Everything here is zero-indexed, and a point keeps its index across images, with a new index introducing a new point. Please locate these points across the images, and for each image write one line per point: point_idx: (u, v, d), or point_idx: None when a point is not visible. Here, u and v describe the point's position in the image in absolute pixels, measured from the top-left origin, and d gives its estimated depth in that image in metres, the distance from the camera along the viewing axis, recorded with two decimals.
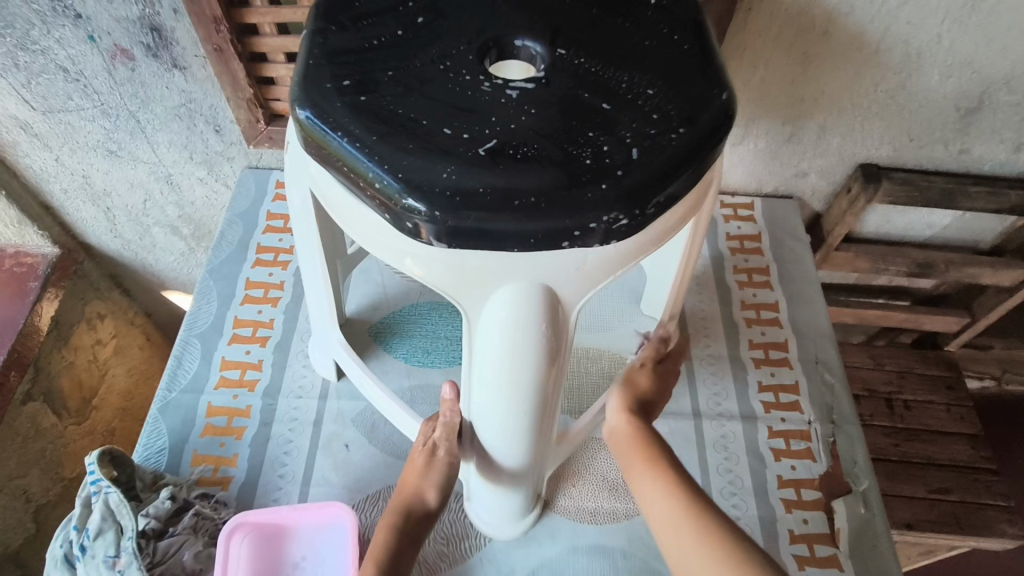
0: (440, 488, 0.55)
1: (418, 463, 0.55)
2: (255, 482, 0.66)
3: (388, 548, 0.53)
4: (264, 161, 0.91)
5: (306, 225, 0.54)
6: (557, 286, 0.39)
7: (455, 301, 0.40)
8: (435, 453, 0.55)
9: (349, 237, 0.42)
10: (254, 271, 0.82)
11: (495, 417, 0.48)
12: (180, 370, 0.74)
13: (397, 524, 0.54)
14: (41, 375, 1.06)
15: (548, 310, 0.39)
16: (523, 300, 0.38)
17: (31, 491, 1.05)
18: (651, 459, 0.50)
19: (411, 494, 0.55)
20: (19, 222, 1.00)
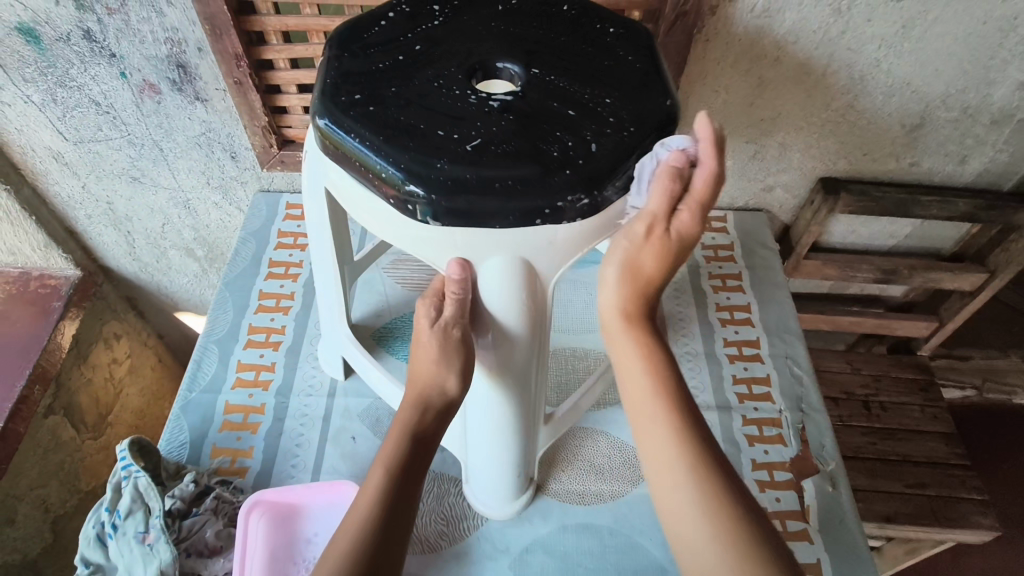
0: (462, 374, 0.53)
1: (431, 344, 0.53)
2: (270, 471, 0.72)
3: (400, 448, 0.52)
4: (275, 185, 0.99)
5: (319, 229, 0.61)
6: (533, 261, 0.46)
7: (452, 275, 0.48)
8: (449, 333, 0.51)
9: (359, 226, 0.49)
10: (267, 283, 0.90)
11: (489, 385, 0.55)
12: (199, 373, 0.80)
13: (410, 421, 0.54)
14: (62, 392, 1.12)
15: (527, 277, 0.47)
16: (506, 272, 0.46)
17: (49, 501, 1.12)
18: (641, 348, 0.51)
19: (426, 387, 0.54)
20: (45, 247, 1.07)
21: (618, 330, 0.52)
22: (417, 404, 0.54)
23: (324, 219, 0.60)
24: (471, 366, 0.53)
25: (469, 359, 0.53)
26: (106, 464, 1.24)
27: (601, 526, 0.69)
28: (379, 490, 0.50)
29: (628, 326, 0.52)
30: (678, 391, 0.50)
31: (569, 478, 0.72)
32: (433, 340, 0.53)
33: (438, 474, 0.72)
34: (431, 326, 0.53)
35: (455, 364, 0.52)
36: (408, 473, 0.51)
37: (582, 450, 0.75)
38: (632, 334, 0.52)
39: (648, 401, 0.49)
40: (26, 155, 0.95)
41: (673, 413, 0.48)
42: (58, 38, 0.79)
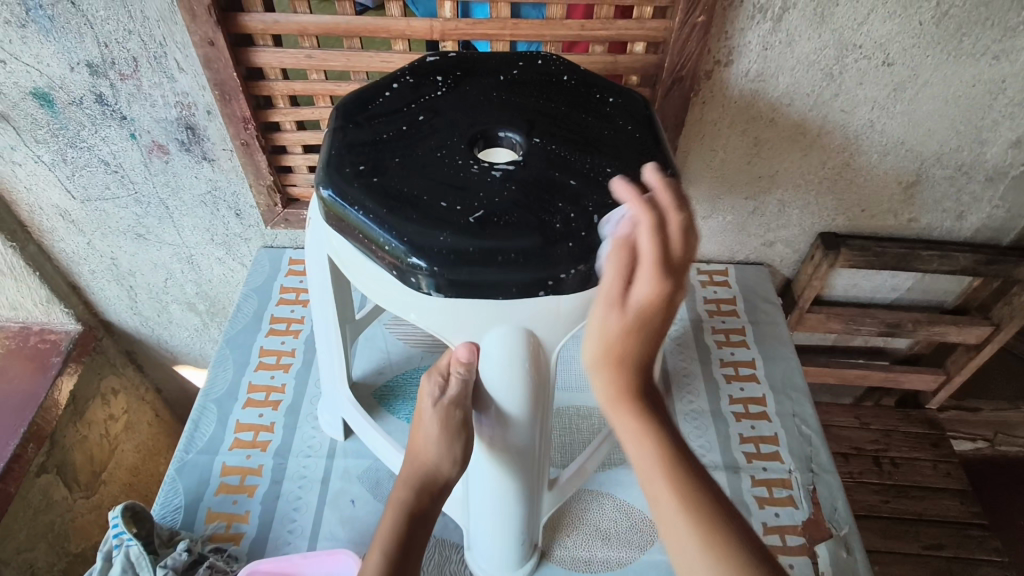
0: (461, 458, 0.53)
1: (432, 422, 0.52)
2: (266, 537, 0.70)
3: (398, 527, 0.51)
4: (279, 241, 1.00)
5: (321, 289, 0.61)
6: (538, 331, 0.46)
7: (452, 341, 0.47)
8: (452, 413, 0.51)
9: (363, 292, 0.49)
10: (268, 340, 0.89)
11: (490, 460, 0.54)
12: (197, 434, 0.79)
13: (407, 502, 0.53)
14: (56, 449, 1.10)
15: (531, 352, 0.46)
16: (511, 341, 0.46)
17: (36, 565, 1.08)
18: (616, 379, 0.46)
19: (427, 467, 0.53)
20: (47, 302, 1.07)
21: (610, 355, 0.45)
22: (417, 482, 0.53)
23: (326, 281, 0.60)
24: (471, 446, 0.53)
25: (467, 439, 0.53)
26: (98, 524, 1.21)
27: None
28: (376, 573, 0.49)
29: (620, 404, 0.46)
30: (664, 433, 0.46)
31: (574, 543, 0.70)
32: (436, 418, 0.52)
33: (440, 540, 0.70)
34: (432, 403, 0.52)
35: (453, 446, 0.52)
36: (405, 555, 0.50)
37: (589, 513, 0.73)
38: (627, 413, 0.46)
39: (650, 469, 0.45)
40: (34, 214, 0.96)
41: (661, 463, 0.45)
42: (71, 102, 0.80)
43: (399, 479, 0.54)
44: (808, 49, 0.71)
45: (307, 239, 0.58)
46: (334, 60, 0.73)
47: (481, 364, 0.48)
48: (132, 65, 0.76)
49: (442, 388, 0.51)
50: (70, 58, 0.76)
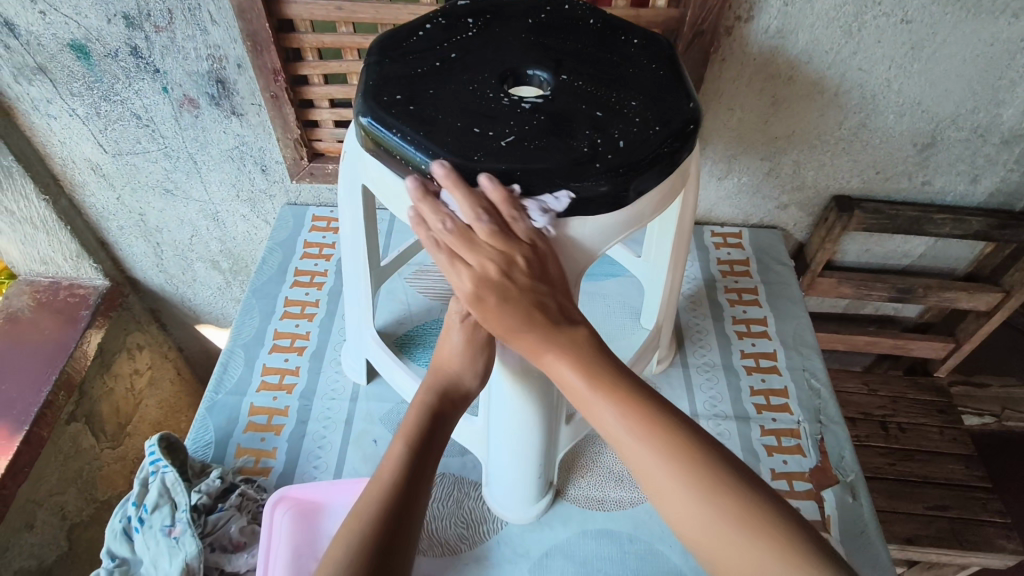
0: (484, 373, 0.55)
1: (458, 336, 0.55)
2: (292, 471, 0.74)
3: (422, 425, 0.51)
4: (303, 198, 1.02)
5: (355, 232, 0.64)
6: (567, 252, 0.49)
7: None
8: (476, 327, 0.55)
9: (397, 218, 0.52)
10: (293, 291, 0.92)
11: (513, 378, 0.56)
12: (226, 375, 0.82)
13: (430, 405, 0.53)
14: (85, 399, 1.13)
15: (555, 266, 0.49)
16: None
17: (67, 508, 1.11)
18: (565, 353, 0.45)
19: (451, 375, 0.55)
20: (77, 257, 1.11)
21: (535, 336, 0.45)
22: (440, 390, 0.54)
23: (360, 226, 0.62)
24: (493, 362, 0.56)
25: (489, 356, 0.56)
26: (124, 474, 1.25)
27: (620, 532, 0.69)
28: (399, 466, 0.48)
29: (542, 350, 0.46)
30: (625, 387, 0.44)
31: (588, 484, 0.73)
32: (462, 333, 0.55)
33: (459, 479, 0.73)
34: (461, 317, 0.55)
35: (473, 359, 0.55)
36: (428, 452, 0.50)
37: (601, 456, 0.76)
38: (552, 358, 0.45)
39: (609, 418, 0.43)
40: (66, 167, 0.99)
41: (623, 409, 0.43)
42: (106, 54, 0.83)
43: (423, 388, 0.54)
44: (828, 5, 0.72)
45: (340, 181, 0.60)
46: (363, 12, 0.76)
47: None
48: (167, 17, 0.79)
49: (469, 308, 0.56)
50: (107, 10, 0.78)
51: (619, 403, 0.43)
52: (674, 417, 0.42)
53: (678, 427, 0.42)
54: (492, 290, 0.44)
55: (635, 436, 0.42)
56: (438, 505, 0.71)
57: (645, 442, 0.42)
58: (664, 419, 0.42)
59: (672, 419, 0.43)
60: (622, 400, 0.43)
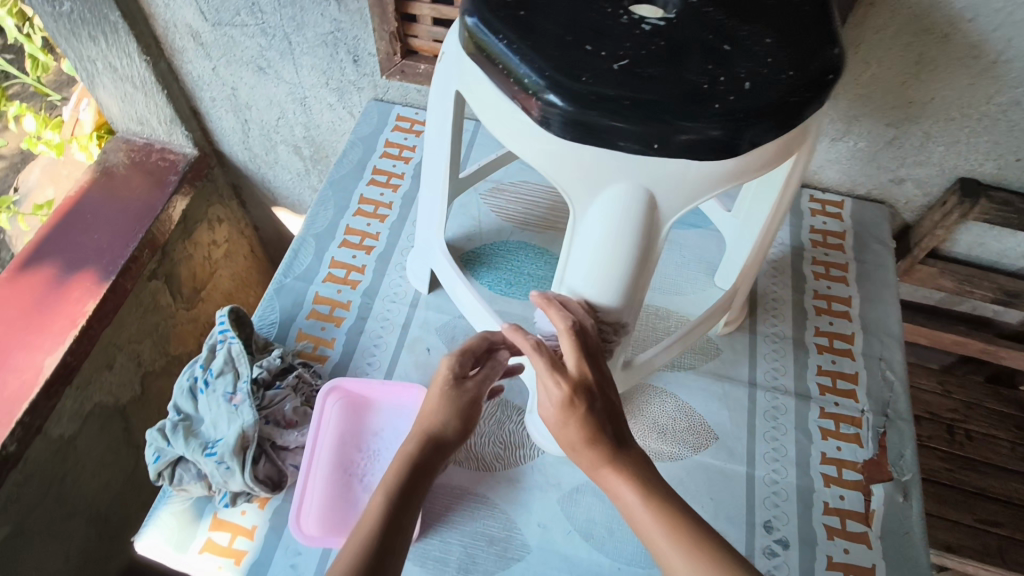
0: (461, 424, 0.56)
1: (439, 392, 0.56)
2: (347, 363, 0.77)
3: (404, 473, 0.51)
4: (389, 96, 1.00)
5: (441, 141, 0.61)
6: (657, 194, 0.44)
7: (565, 195, 0.46)
8: (463, 382, 0.57)
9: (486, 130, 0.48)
10: (368, 189, 0.91)
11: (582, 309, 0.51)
12: (296, 261, 0.85)
13: (414, 456, 0.53)
14: (167, 259, 1.19)
15: (649, 216, 0.44)
16: (626, 201, 0.44)
17: (142, 357, 1.19)
18: (622, 476, 0.46)
19: (432, 426, 0.55)
20: (170, 122, 1.14)
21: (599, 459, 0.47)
22: (425, 439, 0.54)
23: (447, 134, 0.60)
24: (473, 408, 0.57)
25: (470, 406, 0.57)
26: (194, 334, 1.33)
27: None
28: (378, 514, 0.47)
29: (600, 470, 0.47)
30: (683, 517, 0.44)
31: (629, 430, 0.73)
32: (444, 390, 0.56)
33: (503, 402, 0.74)
34: (447, 368, 0.57)
35: (455, 416, 0.56)
36: (407, 497, 0.49)
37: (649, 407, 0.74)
38: (609, 473, 0.47)
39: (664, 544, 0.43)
40: (168, 31, 1.00)
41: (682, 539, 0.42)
42: None
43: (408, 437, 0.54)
44: None
45: (433, 85, 0.58)
46: None
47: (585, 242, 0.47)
48: None
49: (466, 364, 0.58)
50: None
51: (675, 534, 0.43)
52: (730, 559, 0.41)
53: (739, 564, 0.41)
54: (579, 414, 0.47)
55: None
56: (480, 422, 0.73)
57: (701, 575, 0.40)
58: (730, 569, 0.40)
59: (730, 558, 0.41)
60: (678, 530, 0.43)
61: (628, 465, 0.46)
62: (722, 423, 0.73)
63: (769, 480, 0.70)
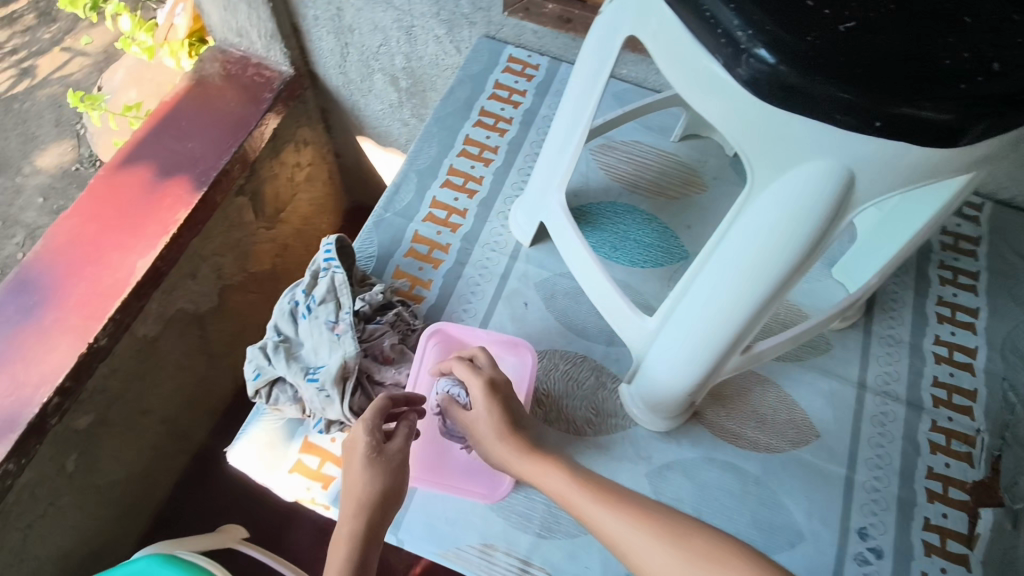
0: (397, 487, 0.59)
1: (365, 471, 0.59)
2: (442, 307, 0.75)
3: (354, 544, 0.55)
4: (502, 34, 0.95)
5: (579, 99, 0.57)
6: (860, 178, 0.39)
7: (749, 166, 0.41)
8: (383, 449, 0.59)
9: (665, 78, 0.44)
10: (474, 130, 0.88)
11: (724, 288, 0.48)
12: (397, 196, 0.82)
13: (364, 531, 0.56)
14: (254, 177, 1.19)
15: (843, 199, 0.39)
16: (824, 181, 0.39)
17: (223, 270, 1.20)
18: (543, 462, 0.59)
19: (369, 497, 0.57)
20: (271, 37, 1.11)
21: (527, 457, 0.60)
22: (370, 509, 0.57)
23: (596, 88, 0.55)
24: (399, 475, 0.60)
25: (395, 473, 0.59)
26: (269, 255, 1.33)
27: (747, 471, 0.67)
28: None
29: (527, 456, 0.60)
30: (600, 483, 0.55)
31: (726, 415, 0.70)
32: (369, 463, 0.59)
33: (599, 367, 0.73)
34: (365, 436, 0.59)
35: (386, 478, 0.58)
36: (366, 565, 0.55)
37: (749, 394, 0.72)
38: (534, 460, 0.59)
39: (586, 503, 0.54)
40: None
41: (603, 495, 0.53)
42: None
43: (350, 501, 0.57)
44: None
45: (587, 38, 0.54)
46: None
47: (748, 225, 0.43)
48: None
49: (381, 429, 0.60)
50: None
51: (598, 493, 0.54)
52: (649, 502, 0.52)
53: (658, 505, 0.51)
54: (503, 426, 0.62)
55: (631, 521, 0.50)
56: (575, 386, 0.71)
57: (625, 517, 0.51)
58: (645, 508, 0.51)
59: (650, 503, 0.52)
60: (602, 491, 0.54)
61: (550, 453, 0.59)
62: (825, 421, 0.70)
63: (869, 486, 0.67)
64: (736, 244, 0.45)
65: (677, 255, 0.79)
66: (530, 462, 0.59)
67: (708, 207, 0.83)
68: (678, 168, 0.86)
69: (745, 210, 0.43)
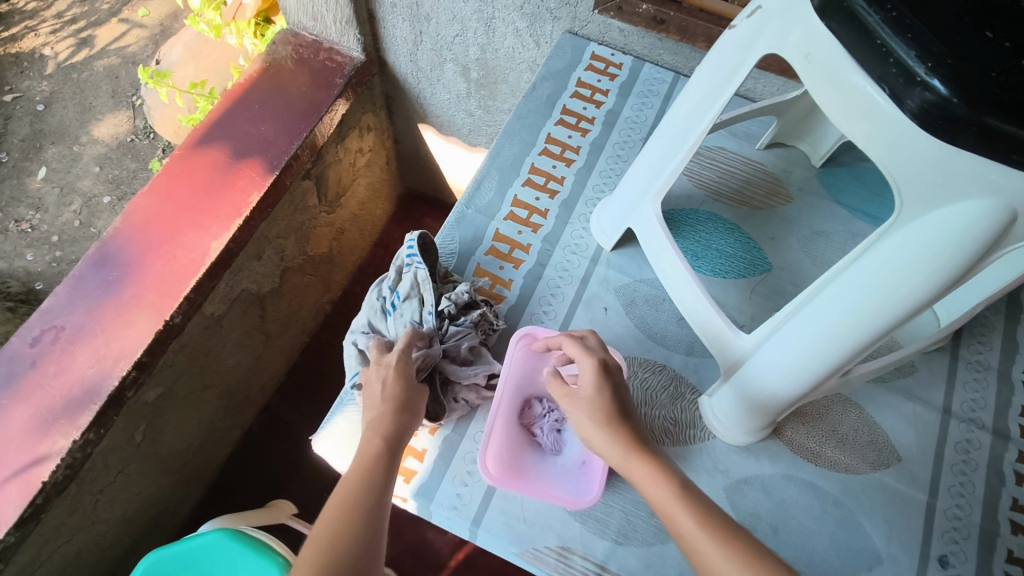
0: (415, 410, 0.60)
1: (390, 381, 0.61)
2: (523, 308, 0.76)
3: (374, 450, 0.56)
4: (586, 31, 0.94)
5: (691, 114, 0.57)
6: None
7: (899, 199, 0.41)
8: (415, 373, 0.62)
9: (814, 102, 0.45)
10: (556, 129, 0.88)
11: (840, 317, 0.48)
12: (478, 193, 0.83)
13: (386, 439, 0.57)
14: (321, 162, 1.19)
15: (997, 239, 0.38)
16: (981, 221, 0.37)
17: (286, 253, 1.22)
18: (647, 469, 0.53)
19: (393, 408, 0.59)
20: (347, 23, 1.11)
21: (634, 460, 0.54)
22: (392, 419, 0.58)
23: (713, 105, 0.54)
24: (416, 396, 0.61)
25: (416, 395, 0.61)
26: (328, 238, 1.34)
27: (827, 491, 0.67)
28: (349, 493, 0.53)
29: (632, 459, 0.54)
30: (703, 504, 0.49)
31: (806, 433, 0.70)
32: (395, 379, 0.61)
33: (678, 377, 0.73)
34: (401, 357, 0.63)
35: (410, 392, 0.61)
36: (380, 471, 0.55)
37: (830, 413, 0.71)
38: (638, 461, 0.54)
39: (684, 521, 0.48)
40: None
41: (704, 518, 0.48)
42: None
43: (372, 408, 0.60)
44: None
45: (714, 48, 0.54)
46: None
47: (883, 257, 0.43)
48: None
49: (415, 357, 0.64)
50: None
51: (701, 516, 0.48)
52: (751, 543, 0.46)
53: (758, 548, 0.46)
54: (610, 416, 0.57)
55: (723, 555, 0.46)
56: (652, 395, 0.71)
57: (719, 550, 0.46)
58: (747, 548, 0.46)
59: (751, 542, 0.47)
60: (704, 514, 0.48)
61: (659, 460, 0.53)
62: (907, 445, 0.69)
63: (951, 514, 0.66)
64: (867, 272, 0.44)
65: (759, 267, 0.78)
66: (635, 464, 0.53)
67: (792, 220, 0.82)
68: (762, 178, 0.84)
69: (882, 241, 0.43)
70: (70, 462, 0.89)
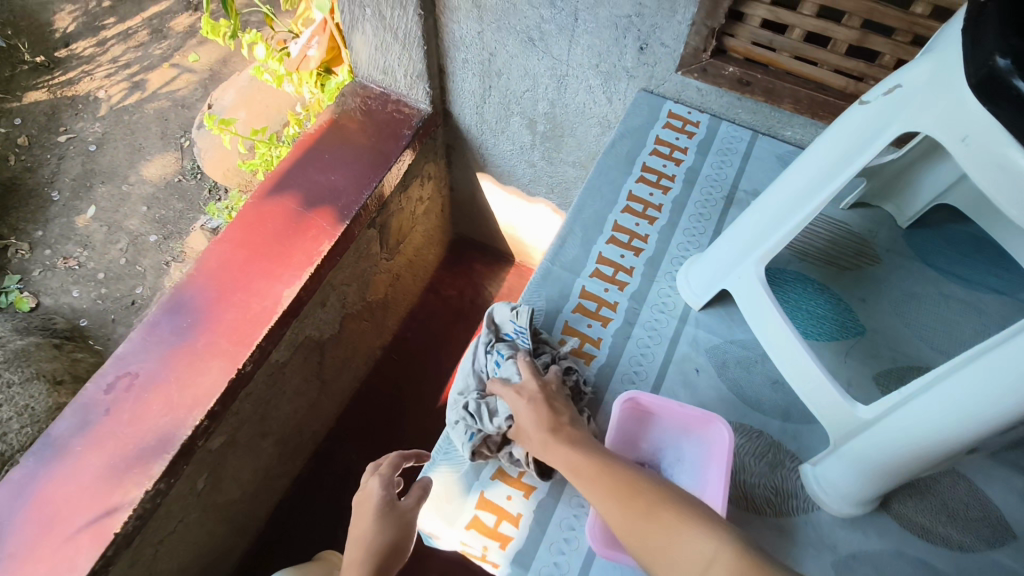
0: (392, 542, 0.62)
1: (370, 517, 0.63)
2: (613, 368, 0.75)
3: None
4: (662, 90, 0.95)
5: (808, 183, 0.57)
6: None
7: None
8: (392, 503, 0.64)
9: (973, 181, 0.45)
10: (637, 186, 0.88)
11: (988, 392, 0.47)
12: (563, 249, 0.83)
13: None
14: (385, 210, 1.20)
15: None
16: None
17: (347, 300, 1.22)
18: (551, 450, 0.59)
19: (369, 546, 0.61)
20: (417, 77, 1.13)
21: (539, 446, 0.61)
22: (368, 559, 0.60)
23: (836, 178, 0.55)
24: (396, 531, 0.62)
25: (391, 527, 0.62)
26: (385, 284, 1.35)
27: (942, 570, 0.64)
28: None
29: (539, 445, 0.61)
30: (591, 463, 0.56)
31: (915, 506, 0.67)
32: (373, 514, 0.63)
33: (776, 444, 0.70)
34: (376, 488, 0.65)
35: (391, 533, 0.62)
36: None
37: (937, 485, 0.69)
38: (542, 444, 0.60)
39: (584, 484, 0.55)
40: None
41: (591, 477, 0.55)
42: None
43: (352, 554, 0.61)
44: None
45: (839, 120, 0.55)
46: None
47: None
48: None
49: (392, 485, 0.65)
50: None
51: (590, 473, 0.55)
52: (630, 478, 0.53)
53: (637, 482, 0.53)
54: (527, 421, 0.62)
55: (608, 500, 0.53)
56: (749, 460, 0.69)
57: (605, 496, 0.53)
58: (623, 484, 0.53)
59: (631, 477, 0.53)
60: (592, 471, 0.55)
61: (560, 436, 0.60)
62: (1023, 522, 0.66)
63: None
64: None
65: (852, 329, 0.77)
66: (541, 449, 0.60)
67: (881, 281, 0.81)
68: (847, 239, 0.84)
69: None
70: (141, 513, 0.88)
